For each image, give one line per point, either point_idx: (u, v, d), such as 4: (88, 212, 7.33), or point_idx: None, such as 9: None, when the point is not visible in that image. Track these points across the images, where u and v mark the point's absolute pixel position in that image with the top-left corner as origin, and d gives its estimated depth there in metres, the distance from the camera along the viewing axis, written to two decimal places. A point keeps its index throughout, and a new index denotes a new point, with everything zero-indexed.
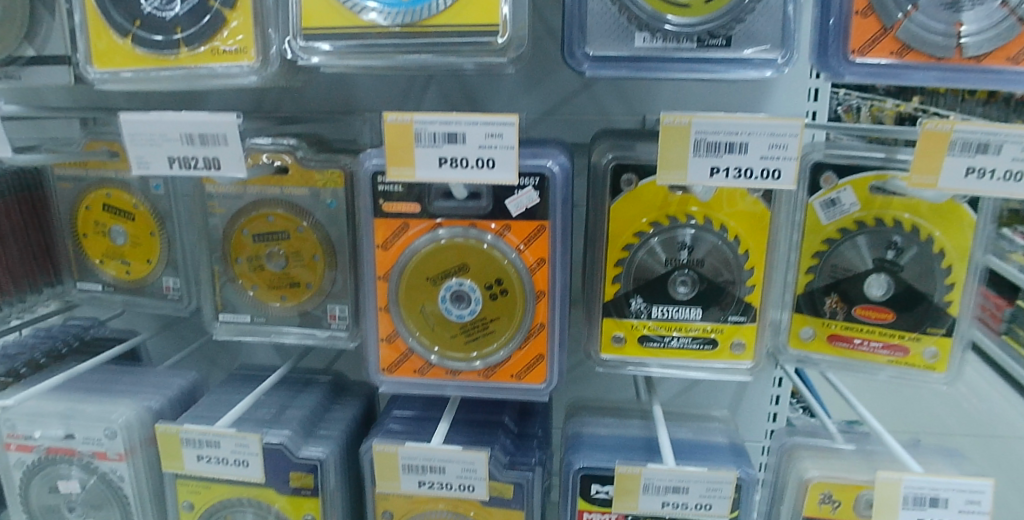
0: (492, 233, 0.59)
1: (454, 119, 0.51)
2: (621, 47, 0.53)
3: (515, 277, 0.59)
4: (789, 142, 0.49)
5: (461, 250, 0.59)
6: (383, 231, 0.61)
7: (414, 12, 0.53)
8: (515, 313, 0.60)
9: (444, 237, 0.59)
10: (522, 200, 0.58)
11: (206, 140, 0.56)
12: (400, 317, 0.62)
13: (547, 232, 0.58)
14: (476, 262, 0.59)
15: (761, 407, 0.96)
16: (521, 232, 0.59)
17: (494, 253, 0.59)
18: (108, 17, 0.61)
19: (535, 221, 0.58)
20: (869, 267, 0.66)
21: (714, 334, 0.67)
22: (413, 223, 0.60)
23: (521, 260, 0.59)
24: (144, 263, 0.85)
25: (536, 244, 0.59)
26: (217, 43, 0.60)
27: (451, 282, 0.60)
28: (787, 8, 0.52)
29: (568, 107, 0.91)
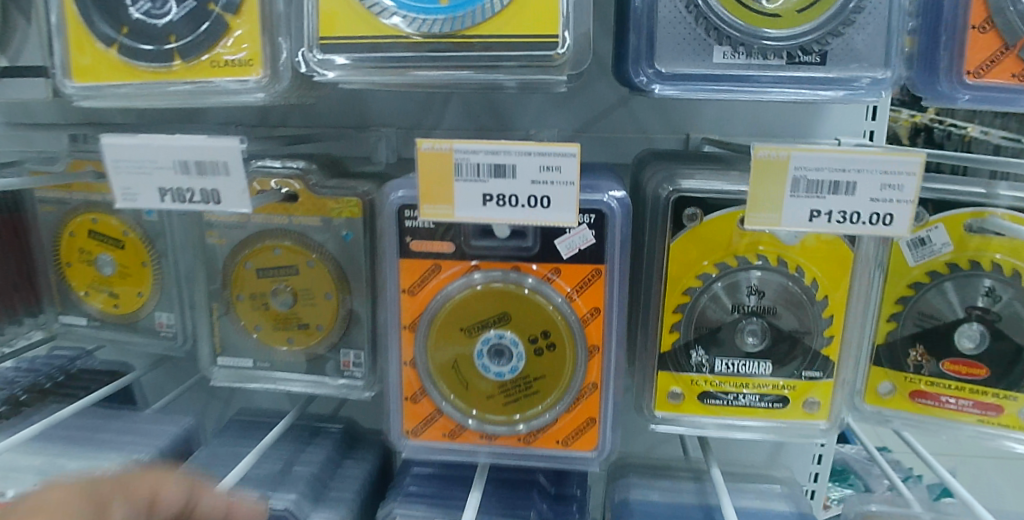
0: (538, 278, 0.52)
1: (502, 148, 0.42)
2: (697, 63, 0.45)
3: (564, 329, 0.52)
4: (905, 183, 0.40)
5: (502, 297, 0.52)
6: (411, 274, 0.53)
7: (455, 19, 0.45)
8: (563, 371, 0.53)
9: (481, 282, 0.52)
10: (574, 241, 0.50)
11: (204, 169, 0.48)
12: (429, 373, 0.54)
13: (602, 276, 0.51)
14: (518, 311, 0.52)
15: (806, 448, 0.86)
16: (572, 277, 0.51)
17: (539, 300, 0.52)
18: (92, 24, 0.53)
19: (589, 265, 0.51)
20: (960, 316, 0.57)
21: (784, 390, 0.59)
22: (446, 265, 0.52)
23: (571, 308, 0.52)
24: (136, 296, 0.77)
25: (590, 291, 0.51)
26: (219, 54, 0.52)
27: (489, 334, 0.52)
28: (892, 19, 0.44)
29: (603, 125, 0.84)
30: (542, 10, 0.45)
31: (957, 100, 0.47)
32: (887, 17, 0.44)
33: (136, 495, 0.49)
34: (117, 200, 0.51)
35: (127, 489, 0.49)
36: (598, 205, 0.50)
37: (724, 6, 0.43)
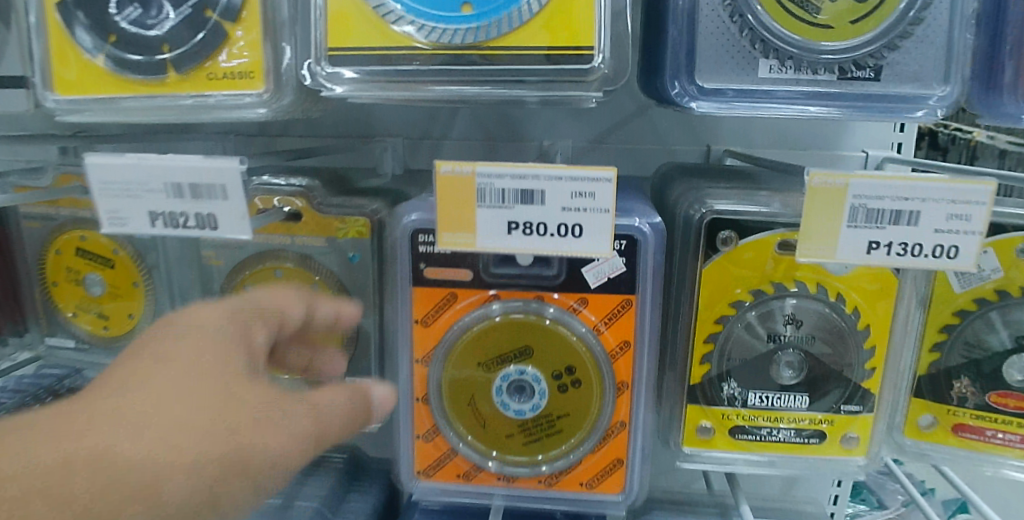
0: (562, 308, 0.49)
1: (530, 172, 0.39)
2: (743, 79, 0.42)
3: (589, 363, 0.49)
4: (973, 213, 0.36)
5: (523, 330, 0.48)
6: (425, 303, 0.49)
7: (479, 29, 0.42)
8: (588, 409, 0.50)
9: (500, 313, 0.49)
10: (604, 269, 0.48)
11: (199, 193, 0.45)
12: (444, 410, 0.51)
13: (633, 307, 0.48)
14: (540, 345, 0.49)
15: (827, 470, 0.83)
16: (602, 308, 0.49)
17: (563, 333, 0.48)
18: (77, 32, 0.49)
19: (619, 296, 0.48)
20: (1010, 346, 0.53)
21: (821, 425, 0.56)
22: (463, 294, 0.49)
23: (598, 341, 0.49)
24: (125, 315, 0.72)
25: (620, 323, 0.49)
26: (217, 65, 0.48)
27: (509, 370, 0.49)
28: (954, 31, 0.40)
29: (619, 135, 0.80)
30: (577, 21, 0.41)
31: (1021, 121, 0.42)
32: (948, 30, 0.40)
33: (276, 309, 0.54)
34: (104, 223, 0.47)
35: (263, 306, 0.54)
36: (630, 232, 0.47)
37: (778, 20, 0.40)
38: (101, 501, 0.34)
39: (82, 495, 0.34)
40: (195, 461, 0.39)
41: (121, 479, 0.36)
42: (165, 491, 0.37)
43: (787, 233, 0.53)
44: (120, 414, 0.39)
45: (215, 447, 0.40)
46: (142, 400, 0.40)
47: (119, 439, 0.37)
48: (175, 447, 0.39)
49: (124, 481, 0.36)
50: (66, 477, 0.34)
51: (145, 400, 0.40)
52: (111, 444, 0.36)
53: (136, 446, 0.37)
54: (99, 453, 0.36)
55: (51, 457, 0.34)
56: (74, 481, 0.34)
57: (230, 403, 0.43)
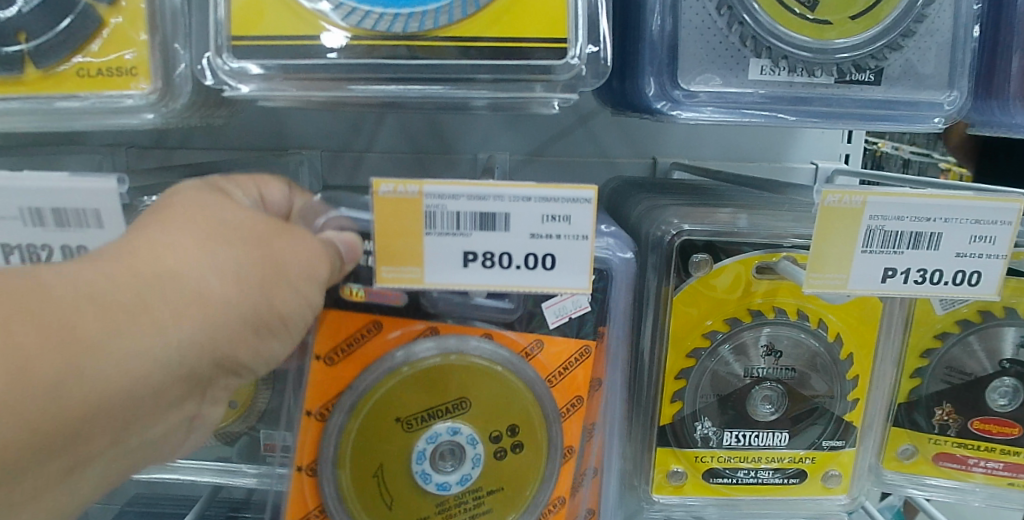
0: (514, 351, 0.41)
1: (492, 191, 0.31)
2: (733, 82, 0.37)
3: (536, 422, 0.41)
4: (996, 235, 0.33)
5: (463, 378, 0.41)
6: (332, 330, 0.40)
7: (422, 15, 0.34)
8: (530, 480, 0.42)
9: (424, 358, 0.40)
10: (565, 307, 0.41)
11: (67, 219, 0.34)
12: (339, 485, 0.40)
13: (586, 359, 0.42)
14: (477, 397, 0.41)
15: None
16: (557, 353, 0.42)
17: (499, 371, 0.41)
18: None
19: (578, 342, 0.42)
20: (991, 371, 0.50)
21: (804, 463, 0.50)
22: (390, 322, 0.41)
23: (549, 395, 0.42)
24: None
25: (574, 374, 0.42)
26: (96, 62, 0.36)
27: (437, 429, 0.40)
28: (952, 40, 0.38)
29: (561, 147, 0.72)
30: (554, 11, 0.34)
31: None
32: (951, 31, 0.38)
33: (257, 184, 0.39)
34: None
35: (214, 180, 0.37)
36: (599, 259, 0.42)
37: (784, 25, 0.36)
38: (209, 265, 0.29)
39: (117, 302, 0.27)
40: (306, 266, 0.33)
41: (224, 230, 0.31)
42: (284, 250, 0.32)
43: (763, 255, 0.46)
44: (158, 208, 0.32)
45: (320, 263, 0.34)
46: (191, 198, 0.33)
47: (198, 235, 0.30)
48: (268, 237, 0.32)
49: (236, 267, 0.30)
50: (122, 281, 0.27)
51: (185, 204, 0.32)
52: (167, 254, 0.29)
53: (196, 250, 0.29)
54: (160, 261, 0.28)
55: (100, 271, 0.27)
56: (186, 281, 0.28)
57: (239, 212, 0.33)
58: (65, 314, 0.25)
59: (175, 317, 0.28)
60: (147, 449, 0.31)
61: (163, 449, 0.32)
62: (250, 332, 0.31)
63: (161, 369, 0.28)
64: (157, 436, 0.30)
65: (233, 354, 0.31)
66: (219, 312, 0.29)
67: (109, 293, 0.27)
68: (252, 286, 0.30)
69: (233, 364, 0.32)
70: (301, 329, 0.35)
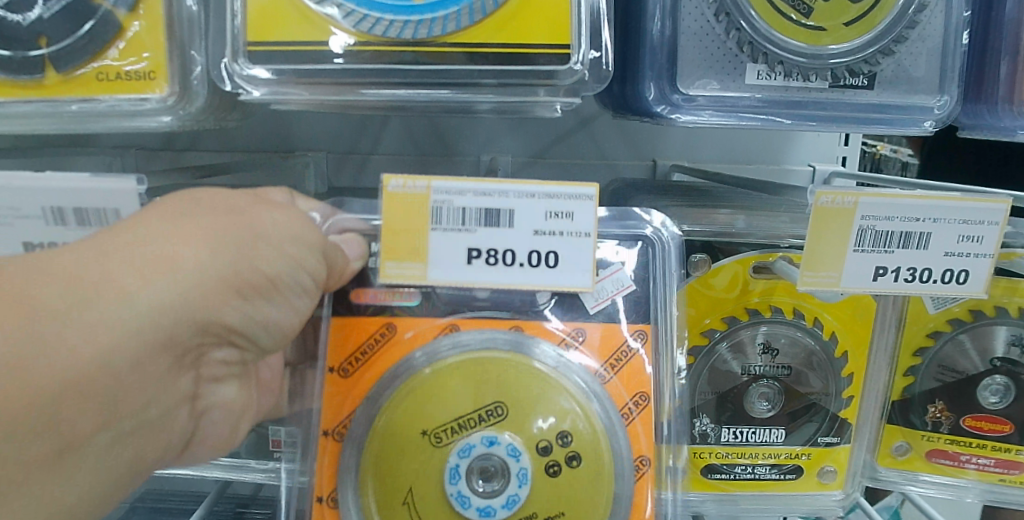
0: (554, 345, 0.41)
1: (497, 189, 0.33)
2: (730, 86, 0.38)
3: (586, 425, 0.39)
4: (984, 235, 0.35)
5: (500, 380, 0.39)
6: (343, 340, 0.40)
7: (430, 22, 0.35)
8: (589, 496, 0.38)
9: (453, 352, 0.40)
10: (604, 290, 0.41)
11: (87, 218, 0.35)
12: (364, 511, 0.38)
13: (644, 344, 0.41)
14: (516, 400, 0.38)
15: None
16: (604, 347, 0.41)
17: (530, 364, 0.40)
18: None
19: (631, 327, 0.41)
20: (983, 369, 0.51)
21: (800, 459, 0.51)
22: (408, 322, 0.41)
23: (602, 390, 0.40)
24: None
25: (627, 369, 0.41)
26: (115, 66, 0.37)
27: (469, 441, 0.37)
28: (945, 48, 0.39)
29: (562, 149, 0.73)
30: (558, 18, 0.36)
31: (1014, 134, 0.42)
32: (941, 37, 0.40)
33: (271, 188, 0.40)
34: None
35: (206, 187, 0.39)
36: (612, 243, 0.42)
37: (779, 31, 0.37)
38: (176, 232, 0.30)
39: (77, 274, 0.27)
40: (286, 229, 0.33)
41: (192, 204, 0.31)
42: (261, 217, 0.33)
43: (759, 255, 0.47)
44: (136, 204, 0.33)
45: (301, 225, 0.34)
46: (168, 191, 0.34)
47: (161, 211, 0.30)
48: (234, 208, 0.32)
49: (206, 231, 0.30)
50: (84, 256, 0.28)
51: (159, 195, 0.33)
52: (131, 231, 0.29)
53: (162, 222, 0.30)
54: (124, 236, 0.29)
55: (61, 254, 0.28)
56: (152, 249, 0.29)
57: (212, 191, 0.33)
58: (23, 289, 0.26)
59: (149, 281, 0.28)
60: (138, 428, 0.30)
61: (156, 430, 0.32)
62: (233, 294, 0.31)
63: (135, 336, 0.27)
64: (155, 416, 0.31)
65: (218, 318, 0.31)
66: (196, 275, 0.29)
67: (70, 269, 0.27)
68: (226, 247, 0.30)
69: (222, 331, 0.32)
70: (296, 298, 0.35)
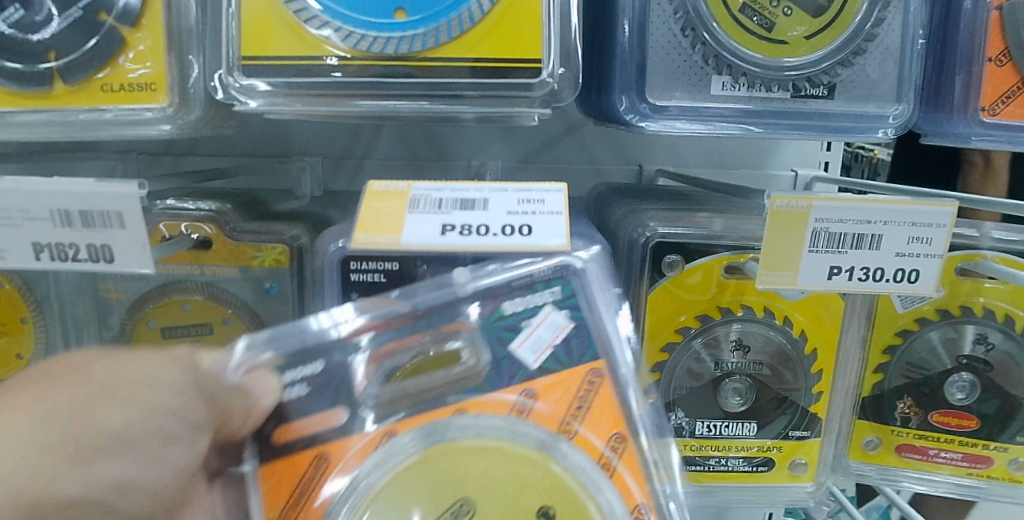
0: (504, 413, 0.35)
1: (473, 187, 0.36)
2: (696, 96, 0.40)
3: (567, 489, 0.34)
4: (934, 236, 0.37)
5: (457, 472, 0.34)
6: (275, 489, 0.33)
7: (414, 38, 0.37)
8: None
9: (399, 453, 0.34)
10: (540, 338, 0.36)
11: (93, 221, 0.37)
12: None
13: (602, 379, 0.36)
14: (477, 491, 0.33)
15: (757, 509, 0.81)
16: (563, 396, 0.35)
17: (488, 445, 0.34)
18: None
19: (580, 370, 0.36)
20: (949, 366, 0.54)
21: (771, 452, 0.53)
22: (343, 444, 0.34)
23: (574, 446, 0.35)
24: (9, 358, 0.54)
25: (594, 407, 0.36)
26: (118, 78, 0.39)
27: None
28: (902, 59, 0.42)
29: (549, 154, 0.75)
30: (534, 33, 0.38)
31: (968, 140, 0.44)
32: (898, 49, 0.42)
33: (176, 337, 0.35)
34: None
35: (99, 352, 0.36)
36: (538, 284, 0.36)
37: (741, 45, 0.39)
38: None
39: None
40: (137, 378, 0.31)
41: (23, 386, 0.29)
42: (105, 372, 0.30)
43: (732, 256, 0.50)
44: None
45: (166, 365, 0.32)
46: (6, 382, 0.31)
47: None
48: (88, 366, 0.31)
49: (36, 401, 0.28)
50: None
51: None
52: None
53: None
54: None
55: None
56: None
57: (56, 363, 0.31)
58: None
59: None
60: None
61: None
62: (68, 462, 0.27)
63: None
64: None
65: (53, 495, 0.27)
66: (18, 452, 0.26)
67: None
68: (54, 415, 0.28)
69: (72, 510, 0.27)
70: (162, 448, 0.30)
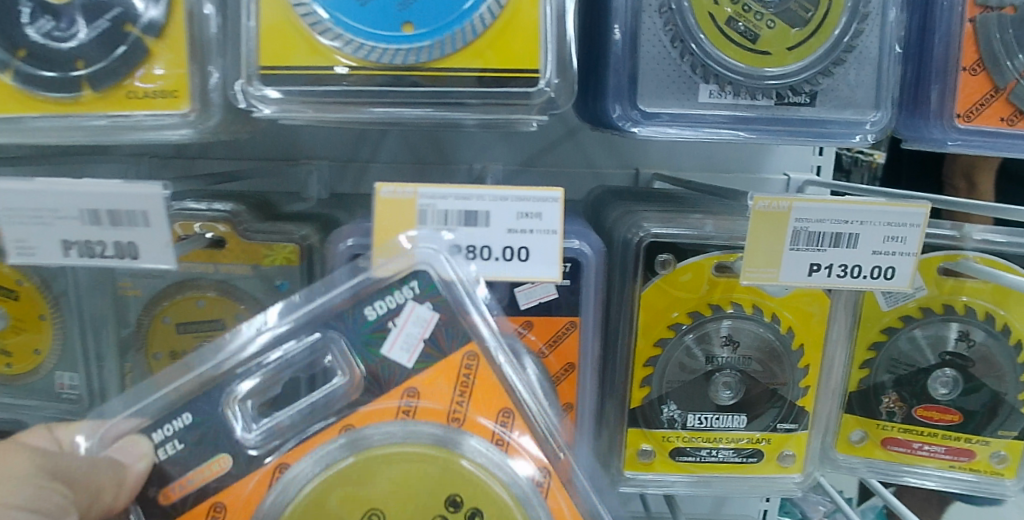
0: (392, 417, 0.37)
1: (476, 193, 0.38)
2: (685, 104, 0.43)
3: (467, 480, 0.36)
4: (907, 235, 0.39)
5: (358, 492, 0.35)
6: None
7: (420, 50, 0.40)
8: None
9: (299, 472, 0.36)
10: (408, 339, 0.38)
11: (119, 220, 0.39)
12: None
13: (479, 358, 0.38)
14: (383, 501, 0.35)
15: (751, 505, 0.83)
16: (444, 389, 0.38)
17: (377, 455, 0.36)
18: None
19: (455, 356, 0.38)
20: (934, 362, 0.55)
21: (760, 443, 0.56)
22: (241, 484, 0.36)
23: (471, 436, 0.37)
24: (32, 353, 0.56)
25: (476, 393, 0.38)
26: (143, 86, 0.42)
27: None
28: (880, 69, 0.44)
29: (549, 158, 0.78)
30: (532, 45, 0.41)
31: (945, 145, 0.46)
32: (877, 60, 0.44)
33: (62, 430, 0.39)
34: (9, 253, 0.41)
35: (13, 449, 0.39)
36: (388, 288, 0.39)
37: (727, 56, 0.42)
38: None
39: None
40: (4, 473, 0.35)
41: None
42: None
43: (721, 255, 0.52)
44: None
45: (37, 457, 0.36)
46: None
47: None
48: None
49: None
50: None
51: None
52: None
53: None
54: None
55: None
56: None
57: None
58: None
59: None
60: None
61: None
62: None
63: None
64: None
65: None
66: None
67: None
68: None
69: None
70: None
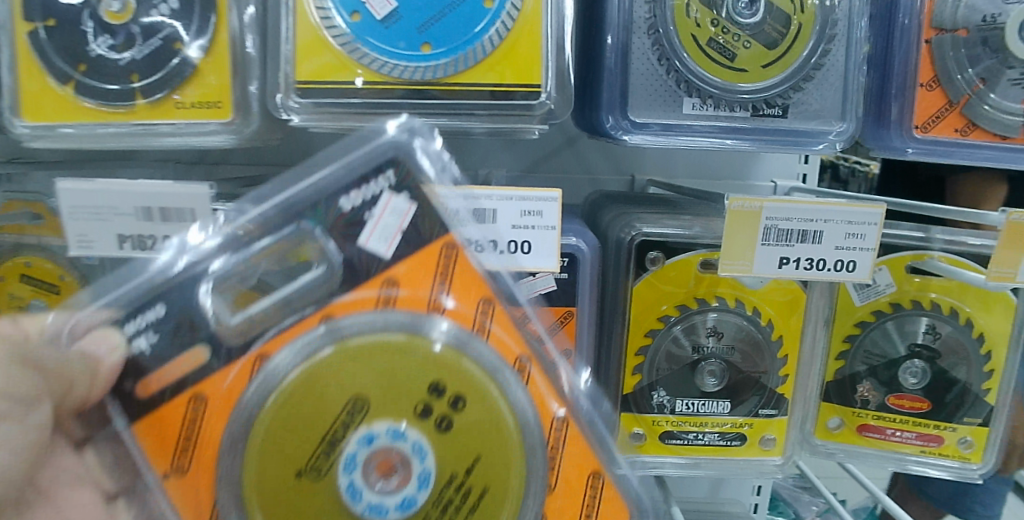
0: (370, 308, 0.39)
1: (484, 194, 0.43)
2: (671, 115, 0.48)
3: (449, 357, 0.38)
4: (866, 232, 0.44)
5: (341, 376, 0.37)
6: (161, 436, 0.37)
7: (437, 67, 0.45)
8: (494, 419, 0.37)
9: (282, 360, 0.37)
10: (386, 228, 0.39)
11: (169, 216, 0.45)
12: None
13: (458, 250, 0.40)
14: (364, 386, 0.36)
15: (742, 498, 0.88)
16: (422, 275, 0.40)
17: (353, 345, 0.37)
18: (45, 58, 0.46)
19: (435, 245, 0.40)
20: (903, 353, 0.60)
21: (743, 428, 0.60)
22: (222, 375, 0.38)
23: (449, 325, 0.39)
24: None
25: (455, 284, 0.40)
26: (190, 97, 0.47)
27: (350, 451, 0.35)
28: (846, 83, 0.49)
29: (550, 165, 0.83)
30: (534, 64, 0.46)
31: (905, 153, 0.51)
32: (844, 76, 0.49)
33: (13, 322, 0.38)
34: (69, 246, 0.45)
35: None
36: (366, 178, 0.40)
37: (709, 72, 0.47)
38: None
39: None
40: None
41: None
42: None
43: (709, 253, 0.57)
44: None
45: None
46: None
47: None
48: None
49: None
50: None
51: None
52: None
53: None
54: None
55: None
56: None
57: None
58: None
59: None
60: None
61: None
62: None
63: None
64: None
65: None
66: None
67: None
68: None
69: None
70: None
